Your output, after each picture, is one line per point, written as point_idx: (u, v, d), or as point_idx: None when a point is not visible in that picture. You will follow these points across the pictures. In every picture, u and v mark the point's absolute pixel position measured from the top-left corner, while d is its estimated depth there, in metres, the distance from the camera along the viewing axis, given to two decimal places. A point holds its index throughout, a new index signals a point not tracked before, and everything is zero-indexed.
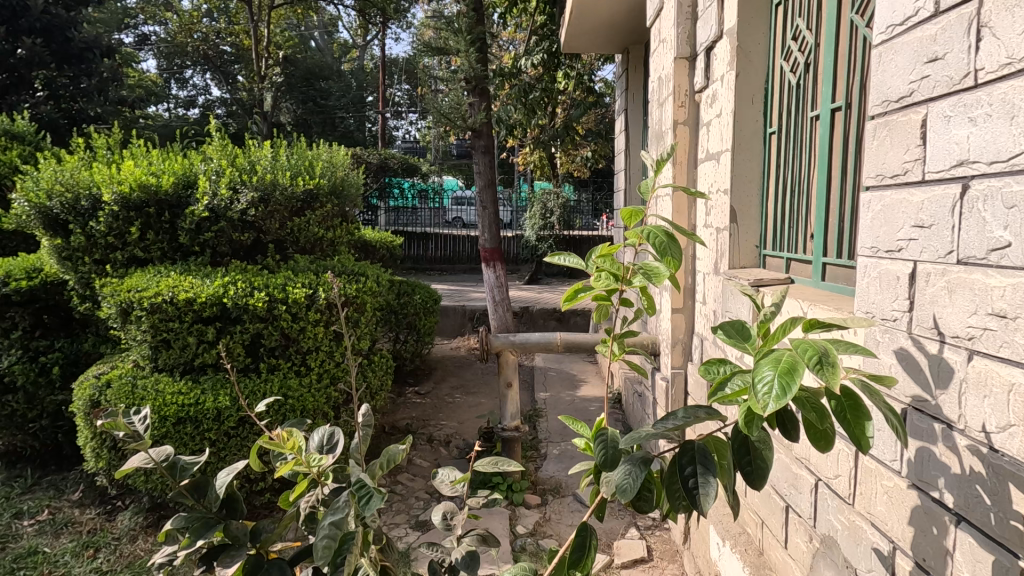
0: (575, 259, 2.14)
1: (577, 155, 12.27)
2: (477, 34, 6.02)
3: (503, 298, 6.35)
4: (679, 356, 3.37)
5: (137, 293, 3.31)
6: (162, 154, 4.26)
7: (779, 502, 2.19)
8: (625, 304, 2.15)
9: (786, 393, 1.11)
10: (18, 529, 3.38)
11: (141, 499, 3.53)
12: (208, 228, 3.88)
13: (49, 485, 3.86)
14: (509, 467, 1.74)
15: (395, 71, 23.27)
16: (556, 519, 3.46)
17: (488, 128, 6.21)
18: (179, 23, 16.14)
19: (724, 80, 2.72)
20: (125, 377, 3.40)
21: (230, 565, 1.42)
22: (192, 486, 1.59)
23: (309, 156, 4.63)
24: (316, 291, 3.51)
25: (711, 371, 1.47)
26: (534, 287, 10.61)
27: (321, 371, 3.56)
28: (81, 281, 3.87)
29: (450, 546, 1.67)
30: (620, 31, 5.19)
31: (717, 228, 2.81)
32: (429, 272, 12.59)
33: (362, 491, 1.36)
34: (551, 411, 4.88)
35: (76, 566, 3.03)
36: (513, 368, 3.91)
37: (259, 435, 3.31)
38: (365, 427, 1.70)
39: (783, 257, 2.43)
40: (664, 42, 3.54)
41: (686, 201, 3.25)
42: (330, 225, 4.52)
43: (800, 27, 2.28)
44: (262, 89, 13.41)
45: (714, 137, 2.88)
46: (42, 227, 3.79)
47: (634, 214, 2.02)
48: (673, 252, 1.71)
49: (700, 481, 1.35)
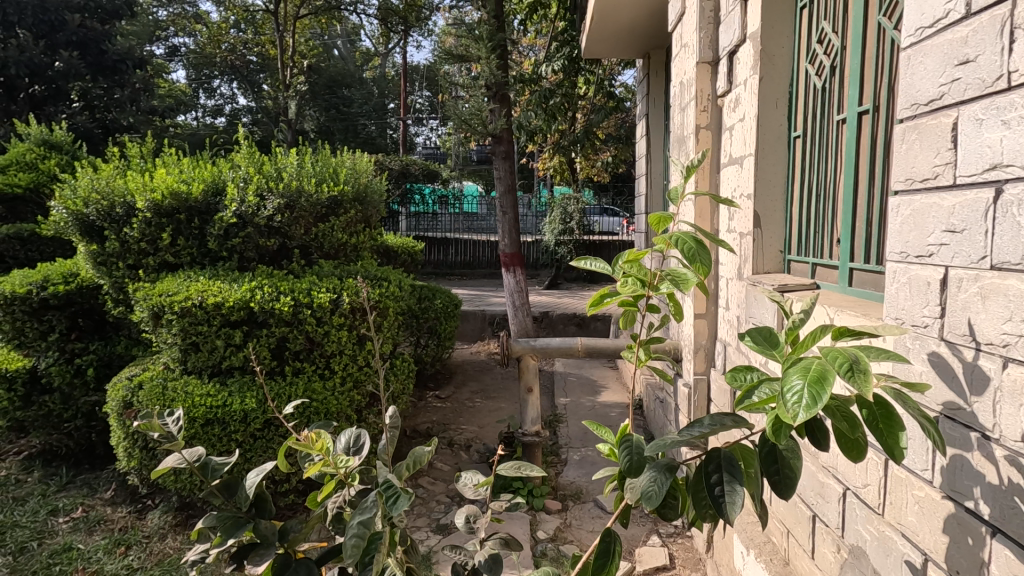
0: (602, 264, 2.12)
1: (598, 159, 12.26)
2: (497, 41, 6.07)
3: (523, 302, 6.37)
4: (702, 362, 3.34)
5: (168, 298, 3.41)
6: (192, 161, 4.36)
7: (805, 511, 2.15)
8: (651, 310, 2.13)
9: (817, 402, 1.10)
10: (54, 526, 3.49)
11: (169, 499, 3.62)
12: (235, 234, 3.96)
13: (84, 483, 3.98)
14: (532, 471, 1.74)
15: (417, 79, 23.51)
16: (577, 525, 3.45)
17: (508, 134, 6.29)
18: (208, 35, 16.63)
19: (747, 84, 2.70)
20: (157, 378, 3.50)
21: (259, 564, 1.45)
22: (222, 486, 1.63)
23: (335, 163, 4.68)
24: (340, 296, 3.58)
25: (737, 379, 1.46)
26: (554, 292, 10.60)
27: (345, 374, 3.62)
28: (115, 286, 4.01)
29: (473, 549, 1.68)
30: (641, 36, 5.17)
31: (740, 233, 2.79)
32: (449, 276, 12.83)
33: (389, 491, 1.39)
34: (571, 417, 4.87)
35: (108, 563, 3.10)
36: (534, 373, 3.91)
37: (285, 437, 3.37)
38: (393, 428, 1.71)
39: (808, 262, 2.41)
40: (686, 46, 3.52)
41: (709, 206, 3.22)
42: (354, 230, 4.58)
43: (825, 30, 2.26)
44: (287, 98, 13.75)
45: (737, 141, 2.86)
46: (79, 233, 3.94)
47: (662, 220, 2.02)
48: (702, 257, 1.69)
49: (727, 489, 1.34)
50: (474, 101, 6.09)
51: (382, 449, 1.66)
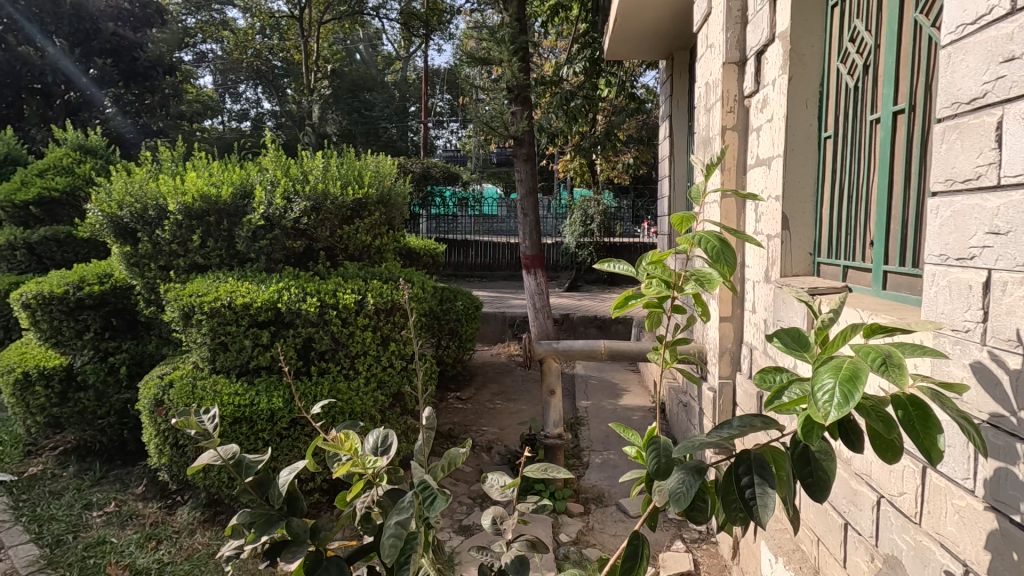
0: (626, 266, 2.09)
1: (619, 161, 12.21)
2: (519, 43, 6.09)
3: (544, 304, 6.37)
4: (727, 365, 3.30)
5: (198, 298, 3.49)
6: (221, 165, 4.46)
7: (837, 519, 2.11)
8: (677, 311, 2.09)
9: (848, 401, 1.07)
10: (88, 520, 3.59)
11: (197, 495, 3.68)
12: (263, 236, 4.02)
13: (116, 478, 4.09)
14: (558, 473, 1.73)
15: (438, 81, 23.64)
16: (600, 529, 3.42)
17: (530, 136, 6.31)
18: (235, 41, 17.19)
19: (776, 84, 2.66)
20: (187, 377, 3.57)
21: (292, 561, 1.47)
22: (256, 483, 1.65)
23: (359, 165, 4.73)
24: (365, 297, 3.63)
25: (766, 380, 1.43)
26: (575, 294, 10.59)
27: (369, 374, 3.67)
28: (147, 286, 4.12)
29: (500, 550, 1.67)
30: (666, 36, 5.12)
31: (768, 235, 2.74)
32: (469, 278, 12.89)
33: (426, 491, 1.41)
34: (592, 420, 4.84)
35: (140, 557, 3.18)
36: (556, 375, 3.90)
37: (310, 437, 3.40)
38: (428, 429, 1.71)
39: (839, 264, 2.37)
40: (712, 47, 3.48)
41: (736, 207, 3.18)
42: (378, 232, 4.63)
43: (858, 28, 2.22)
44: (310, 102, 14.05)
45: (765, 142, 2.82)
46: (113, 235, 4.07)
47: (686, 219, 1.96)
48: (728, 257, 1.66)
49: (758, 492, 1.31)
50: (495, 104, 6.08)
51: (417, 450, 1.66)
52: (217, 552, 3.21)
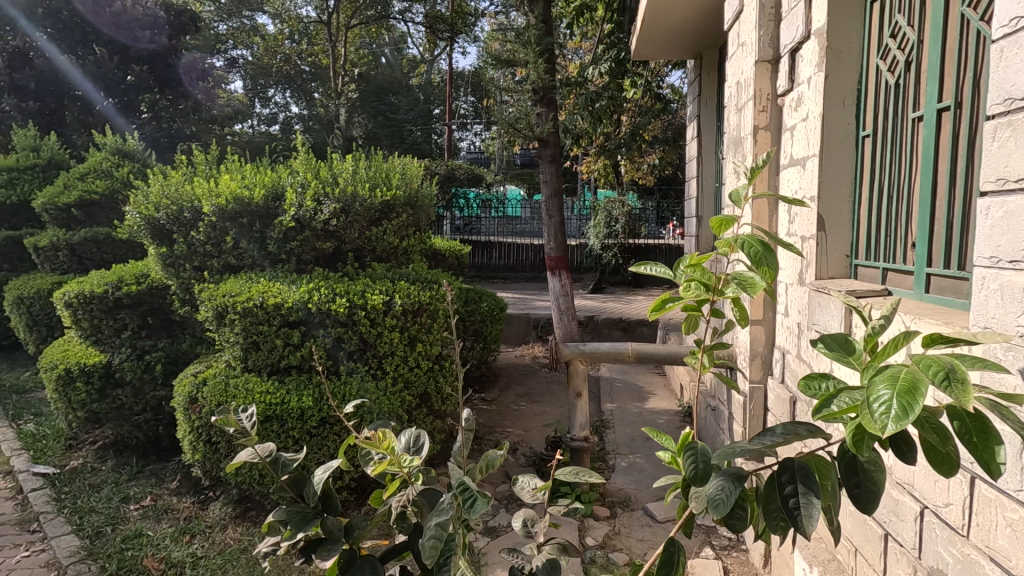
0: (663, 268, 2.01)
1: (643, 162, 12.11)
2: (545, 45, 6.08)
3: (569, 306, 6.34)
4: (758, 369, 3.22)
5: (231, 298, 3.58)
6: (254, 167, 4.54)
7: (876, 529, 2.05)
8: (715, 315, 2.04)
9: (907, 414, 1.02)
10: (126, 513, 3.69)
11: (229, 491, 3.76)
12: (294, 237, 4.08)
13: (152, 472, 4.20)
14: (590, 477, 1.70)
15: (463, 84, 23.77)
16: (626, 533, 3.38)
17: (556, 137, 6.29)
18: (265, 47, 17.67)
19: (811, 82, 2.60)
20: (220, 375, 3.66)
21: (328, 559, 1.49)
22: (292, 481, 1.66)
23: (387, 168, 4.78)
24: (392, 298, 3.66)
25: (811, 387, 1.40)
26: (599, 296, 10.53)
27: (396, 375, 3.70)
28: (182, 286, 4.25)
29: (531, 553, 1.66)
30: (695, 35, 5.04)
31: (802, 236, 2.68)
32: (492, 280, 12.94)
33: (465, 493, 1.42)
34: (618, 423, 4.80)
35: (175, 550, 3.26)
36: (582, 377, 3.87)
37: (339, 436, 3.44)
38: (467, 430, 1.71)
39: (878, 266, 2.30)
40: (744, 45, 3.42)
41: (768, 207, 3.12)
42: (406, 234, 4.66)
43: (899, 23, 2.15)
44: (337, 105, 14.32)
45: (799, 142, 2.75)
46: (151, 237, 4.20)
47: (725, 222, 1.86)
48: (770, 261, 1.62)
49: (802, 502, 1.27)
50: (520, 105, 6.09)
51: (455, 450, 1.66)
52: (248, 547, 3.27)
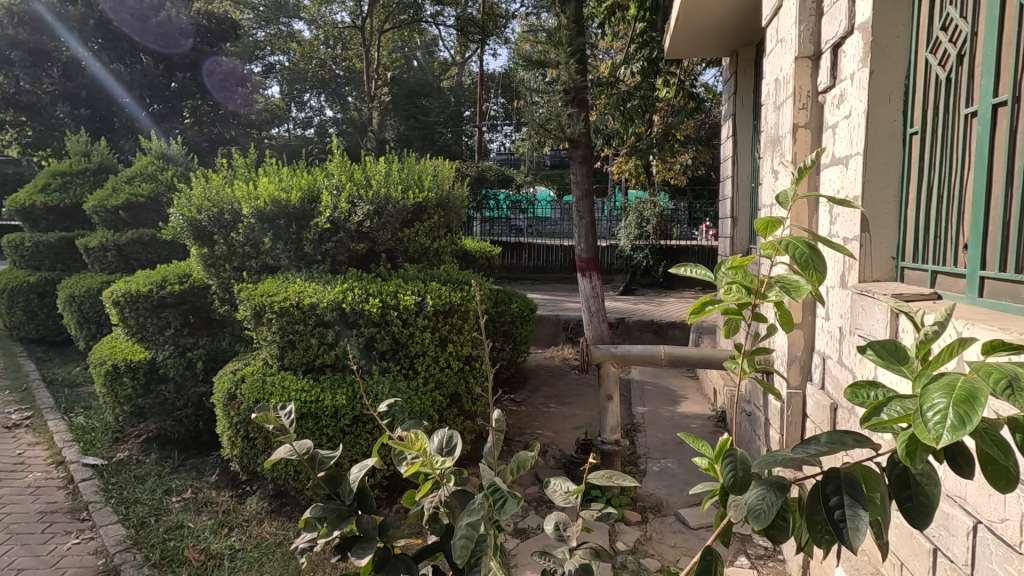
0: (704, 271, 1.95)
1: (676, 162, 11.94)
2: (577, 45, 6.05)
3: (599, 308, 6.29)
4: (797, 375, 3.13)
5: (269, 298, 3.68)
6: (291, 170, 4.64)
7: (924, 544, 1.96)
8: (757, 319, 1.99)
9: (964, 424, 0.98)
10: (168, 504, 3.83)
11: (266, 486, 3.85)
12: (329, 239, 4.16)
13: (193, 466, 4.34)
14: (624, 482, 1.69)
15: (493, 85, 23.87)
16: (658, 539, 3.31)
17: (587, 138, 6.24)
18: (301, 52, 18.16)
19: (855, 77, 2.51)
20: (258, 373, 3.76)
21: (362, 557, 1.51)
22: (328, 478, 1.70)
23: (419, 170, 4.84)
24: (423, 299, 3.70)
25: (858, 396, 1.36)
26: (630, 298, 10.41)
27: (427, 375, 3.72)
28: (223, 286, 4.39)
29: (563, 557, 1.64)
30: (731, 32, 4.94)
31: (845, 238, 2.59)
32: (522, 281, 12.95)
33: (496, 494, 1.43)
34: (649, 427, 4.73)
35: (214, 542, 3.35)
36: (614, 380, 3.82)
37: (371, 434, 3.47)
38: (498, 431, 1.71)
39: (926, 269, 2.21)
40: (783, 41, 3.34)
41: (809, 208, 3.03)
42: (437, 235, 4.71)
43: (951, 14, 2.06)
44: (370, 109, 14.60)
45: (842, 140, 2.66)
46: (194, 238, 4.35)
47: (771, 223, 1.81)
48: (817, 264, 1.57)
49: (849, 514, 1.23)
50: (551, 106, 6.07)
51: (487, 452, 1.66)
52: (284, 542, 3.34)
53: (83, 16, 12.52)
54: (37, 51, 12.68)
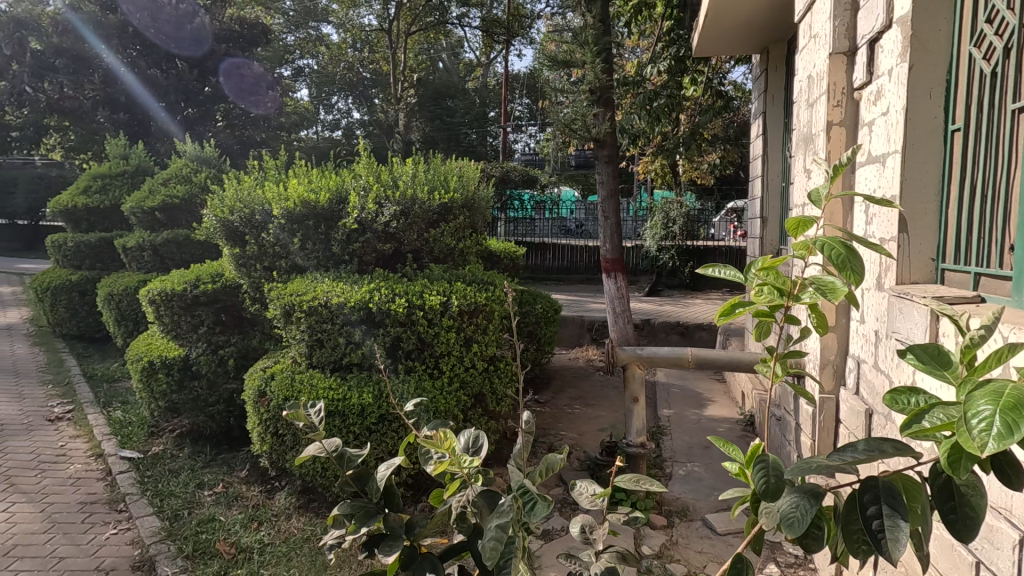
0: (733, 272, 1.92)
1: (703, 162, 11.77)
2: (603, 45, 6.01)
3: (624, 309, 6.24)
4: (830, 379, 3.04)
5: (298, 298, 3.75)
6: (320, 172, 4.72)
7: (965, 556, 1.89)
8: (790, 322, 1.94)
9: (1012, 433, 0.94)
10: (200, 498, 3.92)
11: (294, 482, 3.91)
12: (356, 239, 4.21)
13: (224, 461, 4.45)
14: (652, 486, 1.67)
15: (518, 86, 23.86)
16: (685, 544, 3.26)
17: (613, 138, 6.20)
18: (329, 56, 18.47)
19: (893, 73, 2.43)
20: (287, 371, 3.83)
21: (389, 555, 1.51)
22: (356, 476, 1.72)
23: (445, 171, 4.87)
24: (449, 299, 3.72)
25: (898, 402, 1.32)
26: (656, 299, 10.30)
27: (452, 374, 3.73)
28: (254, 285, 4.49)
29: (589, 561, 1.63)
30: (761, 29, 4.85)
31: (882, 238, 2.51)
32: (546, 281, 12.93)
33: (526, 496, 1.42)
34: (675, 430, 4.67)
35: (244, 536, 3.43)
36: (639, 382, 3.77)
37: (397, 433, 3.50)
38: (526, 433, 1.70)
39: (969, 271, 2.12)
40: (817, 37, 3.26)
41: (843, 208, 2.94)
42: (463, 235, 4.74)
43: (997, 6, 1.98)
44: (397, 111, 14.75)
45: (878, 137, 2.59)
46: (226, 239, 4.47)
47: (804, 223, 1.76)
48: (854, 264, 1.52)
49: (887, 525, 1.19)
50: (576, 106, 6.05)
51: (515, 453, 1.66)
52: (311, 537, 3.39)
53: (122, 23, 12.94)
54: (79, 58, 13.23)
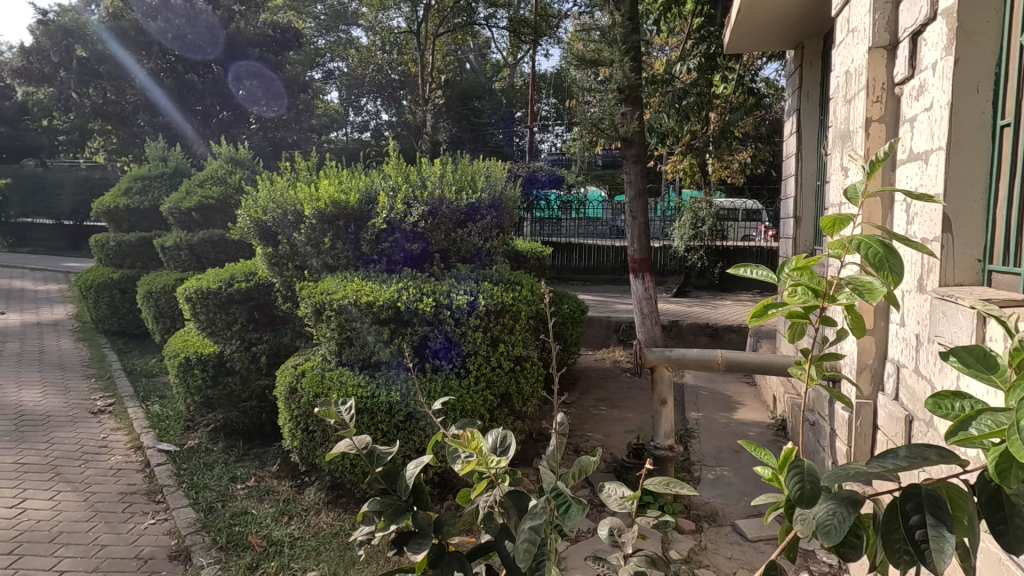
0: (765, 272, 1.87)
1: (733, 161, 11.55)
2: (632, 43, 5.95)
3: (652, 309, 6.17)
4: (867, 384, 2.95)
5: (329, 296, 3.81)
6: (350, 172, 4.79)
7: (1014, 571, 1.81)
8: (826, 323, 1.88)
9: None
10: (233, 491, 4.02)
11: (323, 478, 3.98)
12: (385, 239, 4.26)
13: (256, 455, 4.55)
14: (682, 490, 1.64)
15: (545, 86, 23.79)
16: (714, 549, 3.20)
17: (641, 137, 6.13)
18: (359, 58, 18.74)
19: (938, 67, 2.34)
20: (317, 368, 3.90)
21: (418, 553, 1.53)
22: (385, 473, 1.73)
23: (473, 171, 4.89)
24: (476, 299, 3.73)
25: (942, 407, 1.27)
26: (684, 300, 10.15)
27: (478, 374, 3.73)
28: (286, 284, 4.59)
29: (618, 563, 1.61)
30: (796, 24, 4.73)
31: (924, 239, 2.42)
32: (572, 282, 12.87)
33: (560, 499, 1.43)
34: (704, 433, 4.60)
35: (275, 529, 3.50)
36: (667, 384, 3.72)
37: (424, 432, 3.52)
38: (558, 434, 1.69)
39: (1019, 273, 2.03)
40: (855, 31, 3.16)
41: (882, 207, 2.85)
42: (490, 235, 4.75)
43: None
44: (424, 112, 14.89)
45: (921, 134, 2.49)
46: (260, 238, 4.57)
47: (839, 221, 1.71)
48: (893, 264, 1.47)
49: (932, 535, 1.14)
50: (604, 105, 6.01)
51: (547, 453, 1.65)
52: (339, 533, 3.44)
53: (161, 30, 13.37)
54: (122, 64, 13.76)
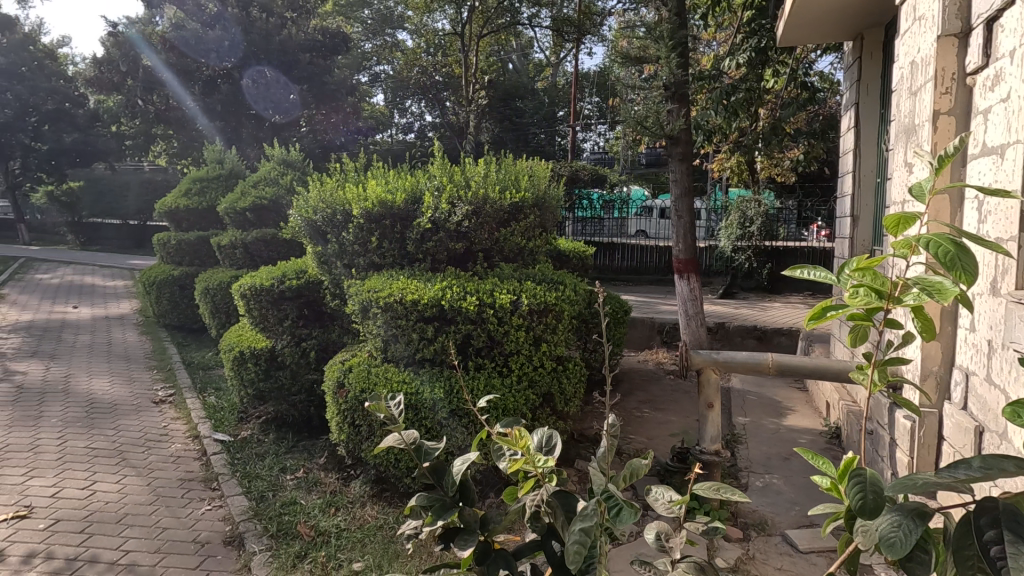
0: (823, 273, 1.80)
1: (784, 158, 11.14)
2: (678, 38, 5.82)
3: (697, 311, 6.02)
4: (932, 391, 2.79)
5: (375, 294, 3.88)
6: (396, 173, 4.88)
7: None
8: (890, 326, 1.79)
9: None
10: (283, 482, 4.17)
11: (368, 471, 4.07)
12: (430, 238, 4.32)
13: (304, 448, 4.69)
14: (733, 496, 1.59)
15: (588, 84, 23.57)
16: (762, 559, 3.09)
17: (687, 135, 5.99)
18: (405, 60, 19.04)
19: (1016, 54, 2.19)
20: (364, 364, 3.98)
21: (464, 549, 1.55)
22: (432, 469, 1.75)
23: (517, 171, 4.90)
24: (518, 298, 3.74)
25: (1020, 416, 1.20)
26: (731, 302, 9.87)
27: (521, 373, 3.73)
28: (335, 281, 4.72)
29: (665, 569, 1.58)
30: (855, 14, 4.53)
31: (999, 238, 2.27)
32: (614, 282, 12.70)
33: (611, 501, 1.41)
34: (752, 439, 4.46)
35: (323, 520, 3.61)
36: (714, 387, 3.62)
37: (467, 429, 3.54)
38: (609, 436, 1.67)
39: None
40: (922, 19, 3.00)
41: (951, 204, 2.69)
42: (532, 235, 4.75)
43: None
44: (467, 113, 15.02)
45: (996, 126, 2.34)
46: (310, 237, 4.71)
47: (904, 219, 1.62)
48: (965, 264, 1.39)
49: (1010, 552, 1.07)
50: (649, 103, 5.92)
51: (597, 455, 1.63)
52: (384, 526, 3.51)
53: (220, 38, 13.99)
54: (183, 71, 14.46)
